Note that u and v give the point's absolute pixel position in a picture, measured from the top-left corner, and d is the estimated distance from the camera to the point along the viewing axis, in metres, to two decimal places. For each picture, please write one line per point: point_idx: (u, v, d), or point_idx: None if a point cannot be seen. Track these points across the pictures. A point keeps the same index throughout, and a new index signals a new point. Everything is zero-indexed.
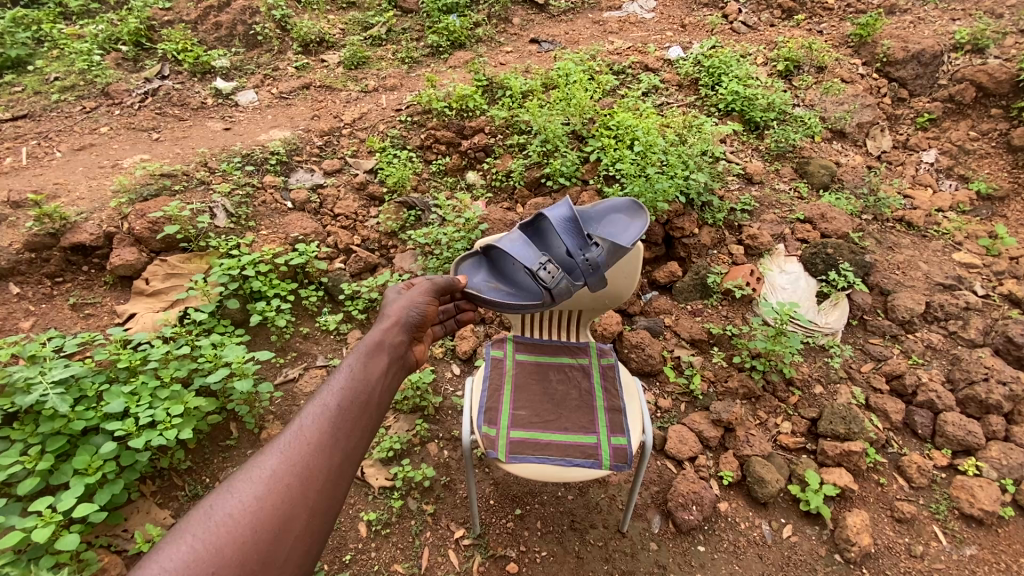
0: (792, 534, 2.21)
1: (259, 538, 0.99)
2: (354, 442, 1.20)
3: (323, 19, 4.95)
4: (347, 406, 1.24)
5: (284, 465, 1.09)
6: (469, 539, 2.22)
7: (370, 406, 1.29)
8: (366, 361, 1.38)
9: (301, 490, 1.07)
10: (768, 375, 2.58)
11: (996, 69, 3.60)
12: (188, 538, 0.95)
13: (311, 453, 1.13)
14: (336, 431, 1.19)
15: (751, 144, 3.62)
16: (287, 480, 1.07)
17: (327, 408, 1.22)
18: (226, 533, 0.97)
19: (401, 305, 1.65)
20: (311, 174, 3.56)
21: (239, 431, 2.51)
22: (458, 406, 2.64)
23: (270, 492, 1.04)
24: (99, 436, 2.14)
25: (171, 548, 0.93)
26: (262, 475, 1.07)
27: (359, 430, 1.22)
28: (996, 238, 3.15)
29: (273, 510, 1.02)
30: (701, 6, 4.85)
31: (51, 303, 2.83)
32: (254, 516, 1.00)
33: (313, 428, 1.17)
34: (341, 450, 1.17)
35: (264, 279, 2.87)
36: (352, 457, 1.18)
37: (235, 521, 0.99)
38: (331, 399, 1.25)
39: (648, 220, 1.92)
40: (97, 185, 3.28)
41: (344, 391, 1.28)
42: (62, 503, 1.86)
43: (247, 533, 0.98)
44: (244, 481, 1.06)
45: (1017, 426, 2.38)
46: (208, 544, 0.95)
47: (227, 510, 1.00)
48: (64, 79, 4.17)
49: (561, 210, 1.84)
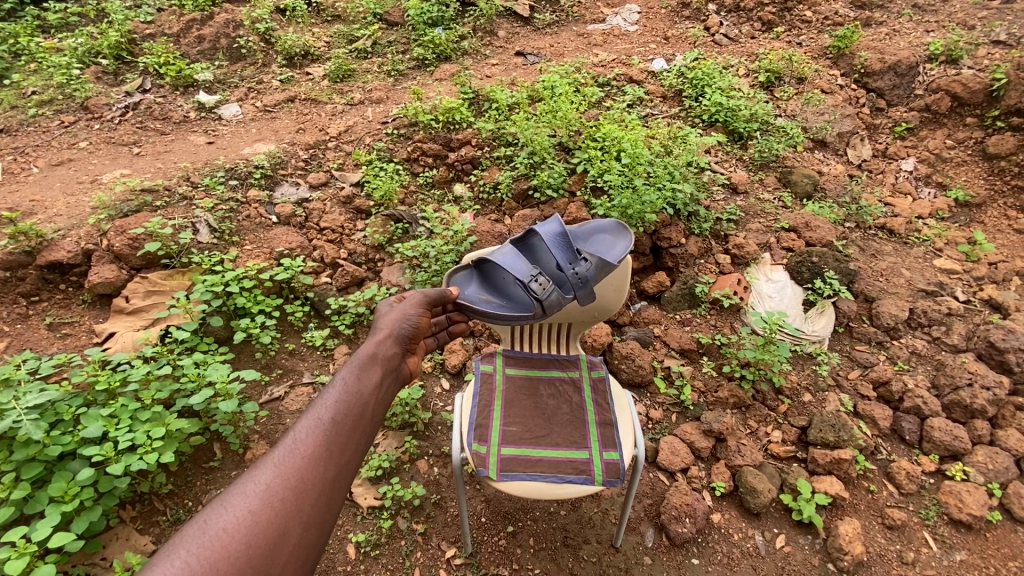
0: (785, 544, 2.20)
1: (253, 552, 0.95)
2: (348, 455, 1.17)
3: (308, 32, 4.94)
4: (343, 418, 1.22)
5: (279, 478, 1.06)
6: (460, 558, 2.18)
7: (366, 417, 1.27)
8: (361, 372, 1.37)
9: (297, 502, 1.04)
10: (757, 384, 2.58)
11: (970, 79, 3.69)
12: (183, 553, 0.91)
13: (308, 463, 1.10)
14: (332, 443, 1.16)
15: (735, 154, 3.68)
16: (281, 494, 1.04)
17: (323, 419, 1.20)
18: (221, 548, 0.93)
19: (394, 318, 1.63)
20: (296, 188, 3.52)
21: (222, 452, 2.43)
22: (448, 422, 2.61)
23: (264, 506, 1.01)
24: (77, 461, 2.07)
25: (163, 564, 0.89)
26: (256, 489, 1.04)
27: (354, 443, 1.20)
28: (975, 245, 3.22)
29: (268, 524, 0.99)
30: (683, 19, 4.94)
31: (26, 323, 2.76)
32: (249, 531, 0.97)
33: (310, 439, 1.15)
34: (337, 461, 1.14)
35: (249, 295, 2.81)
36: (348, 468, 1.16)
37: (231, 534, 0.95)
38: (327, 410, 1.22)
39: (631, 238, 1.94)
40: (75, 202, 3.21)
41: (339, 403, 1.25)
42: (38, 533, 1.79)
43: (244, 546, 0.95)
44: (238, 496, 1.02)
45: (1002, 430, 2.41)
46: (204, 557, 0.91)
47: (222, 525, 0.96)
48: (42, 93, 4.09)
49: (551, 225, 1.84)
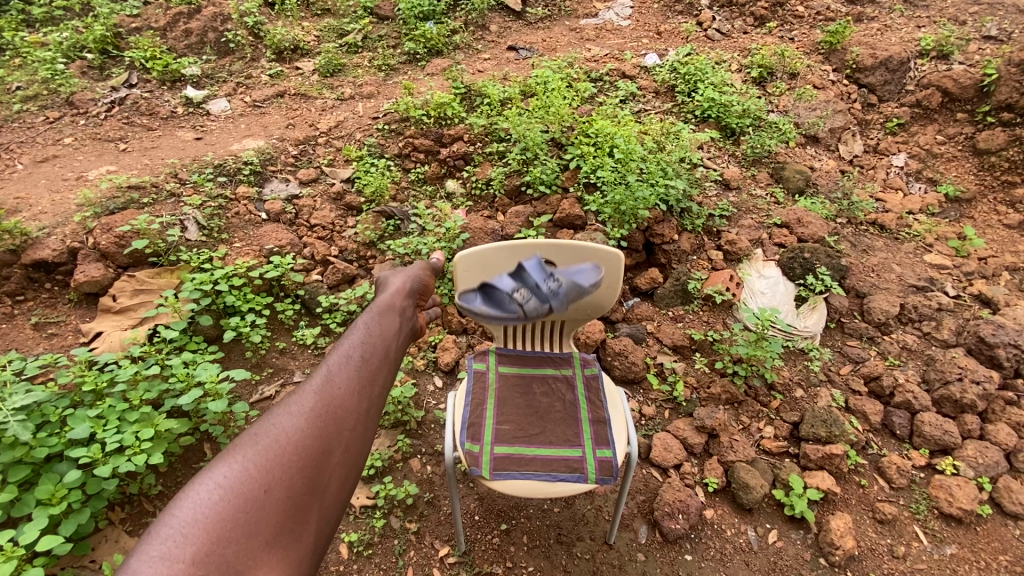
0: (777, 540, 2.21)
1: (288, 483, 0.95)
2: (381, 384, 1.19)
3: (297, 26, 4.88)
4: (374, 351, 1.23)
5: (319, 400, 1.08)
6: (454, 557, 2.17)
7: (390, 359, 1.25)
8: (381, 317, 1.34)
9: (328, 436, 1.04)
10: (749, 380, 2.59)
11: (961, 75, 3.70)
12: (234, 462, 0.94)
13: (336, 399, 1.10)
14: (360, 379, 1.15)
15: (728, 150, 3.67)
16: (321, 417, 1.06)
17: (349, 358, 1.19)
18: (268, 461, 0.96)
19: (408, 272, 1.63)
20: (286, 184, 3.48)
21: (212, 452, 2.41)
22: (441, 420, 2.60)
23: (307, 425, 1.03)
24: (64, 463, 2.04)
25: (216, 471, 0.93)
26: (298, 410, 1.06)
27: (385, 374, 1.21)
28: (965, 240, 3.24)
29: (311, 442, 1.02)
30: (675, 13, 4.92)
31: (11, 323, 2.71)
32: (295, 447, 1.00)
33: (338, 376, 1.14)
34: (366, 398, 1.13)
35: (238, 293, 2.79)
36: (376, 406, 1.15)
37: (266, 464, 0.95)
38: (352, 349, 1.21)
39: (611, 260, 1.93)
40: (60, 199, 3.16)
41: (369, 338, 1.26)
42: (25, 536, 1.77)
43: (278, 477, 0.95)
44: (283, 414, 1.05)
45: (991, 424, 2.43)
46: (254, 468, 0.94)
47: (269, 440, 0.99)
48: (26, 88, 4.02)
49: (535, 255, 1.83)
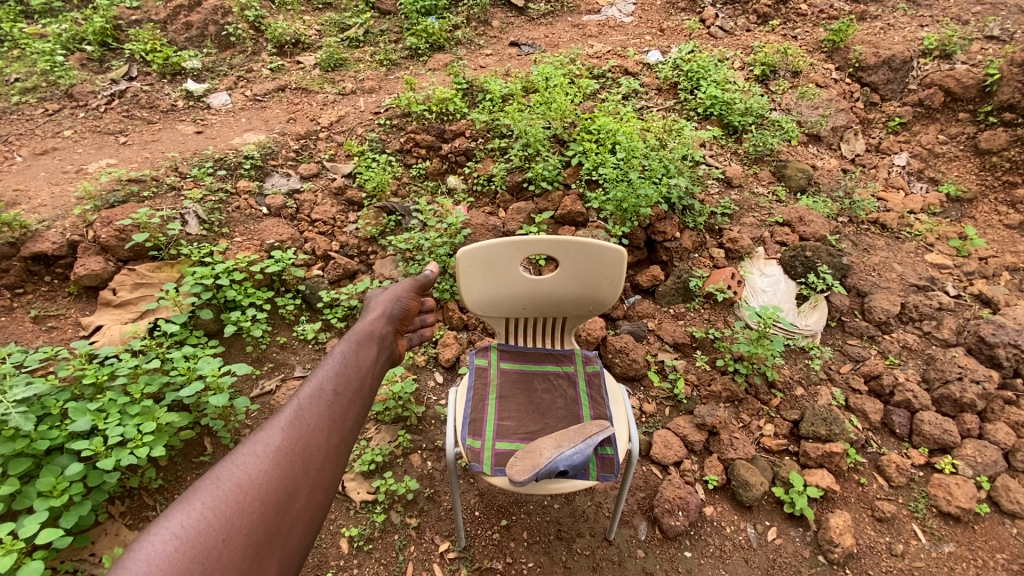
0: (777, 537, 2.22)
1: (250, 528, 0.93)
2: (351, 422, 1.19)
3: (298, 20, 4.85)
4: (346, 388, 1.24)
5: (287, 441, 1.07)
6: (453, 553, 2.17)
7: (363, 393, 1.27)
8: (356, 351, 1.36)
9: (296, 476, 1.03)
10: (750, 377, 2.59)
11: (963, 75, 3.71)
12: (197, 507, 0.92)
13: (305, 437, 1.09)
14: (331, 417, 1.16)
15: (730, 148, 3.67)
16: (290, 457, 1.05)
17: (321, 393, 1.19)
18: (234, 504, 0.94)
19: (390, 297, 1.70)
20: (287, 179, 3.47)
21: (213, 446, 2.41)
22: (441, 415, 2.61)
23: (274, 466, 1.02)
24: (65, 457, 2.05)
25: (175, 518, 0.90)
26: (266, 449, 1.05)
27: (355, 411, 1.22)
28: (966, 239, 3.23)
29: (277, 485, 1.00)
30: (678, 10, 4.92)
31: (10, 316, 2.70)
32: (261, 488, 0.98)
33: (308, 413, 1.14)
34: (336, 435, 1.14)
35: (240, 288, 2.79)
36: (345, 444, 1.15)
37: (229, 509, 0.93)
38: (324, 383, 1.22)
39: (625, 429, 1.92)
40: (60, 192, 3.14)
41: (341, 374, 1.26)
42: (24, 530, 1.75)
43: (240, 522, 0.93)
44: (248, 455, 1.03)
45: (991, 423, 2.43)
46: (217, 511, 0.92)
47: (233, 482, 0.97)
48: (25, 80, 4.00)
49: (584, 453, 1.66)
